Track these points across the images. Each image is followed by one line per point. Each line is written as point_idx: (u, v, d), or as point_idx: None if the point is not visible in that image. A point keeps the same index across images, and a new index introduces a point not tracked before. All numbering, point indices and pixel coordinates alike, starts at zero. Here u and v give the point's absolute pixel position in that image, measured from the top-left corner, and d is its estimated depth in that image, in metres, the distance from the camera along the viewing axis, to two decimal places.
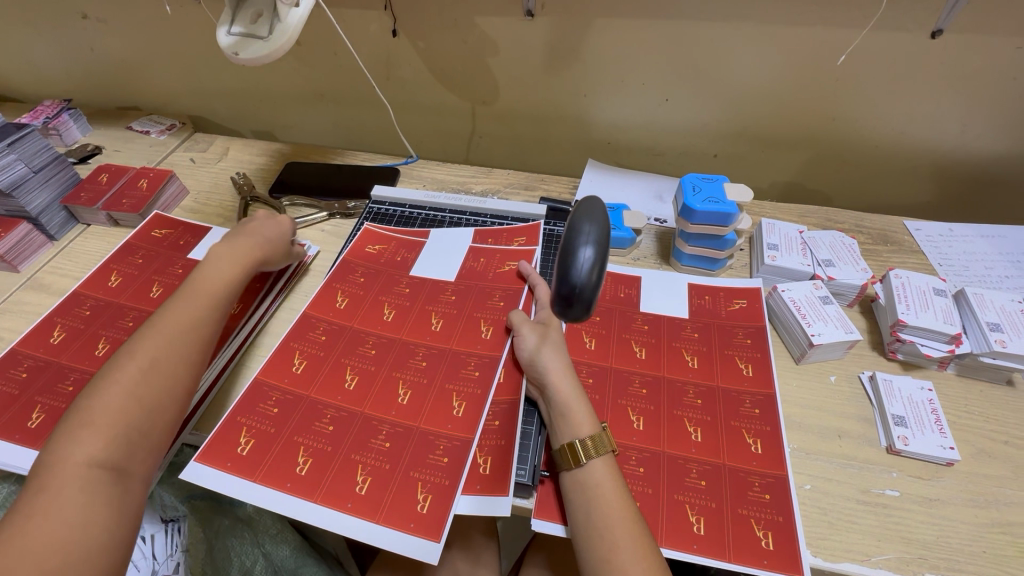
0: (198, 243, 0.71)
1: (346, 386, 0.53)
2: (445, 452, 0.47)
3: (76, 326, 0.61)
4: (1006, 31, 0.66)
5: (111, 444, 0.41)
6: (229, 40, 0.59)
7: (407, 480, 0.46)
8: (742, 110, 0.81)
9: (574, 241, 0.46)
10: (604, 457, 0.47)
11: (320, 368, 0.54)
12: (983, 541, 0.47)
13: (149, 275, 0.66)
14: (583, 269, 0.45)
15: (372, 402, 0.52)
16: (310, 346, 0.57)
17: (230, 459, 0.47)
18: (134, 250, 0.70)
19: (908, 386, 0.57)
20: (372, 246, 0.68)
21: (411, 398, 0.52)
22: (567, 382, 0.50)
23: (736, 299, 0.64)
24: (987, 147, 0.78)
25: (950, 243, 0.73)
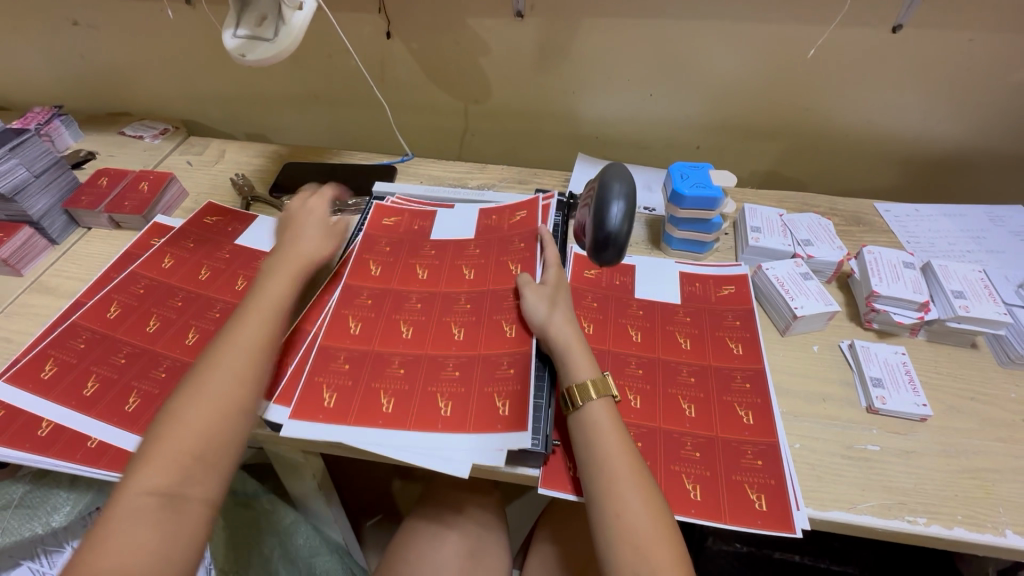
0: (245, 230, 0.75)
1: (403, 335, 0.58)
2: (509, 364, 0.55)
3: (130, 301, 0.64)
4: (957, 26, 0.72)
5: (167, 472, 0.43)
6: (236, 42, 0.61)
7: (484, 395, 0.53)
8: (722, 104, 0.86)
9: (605, 197, 0.52)
10: (604, 399, 0.50)
11: (375, 326, 0.59)
12: (955, 485, 0.52)
13: (199, 257, 0.70)
14: (615, 220, 0.51)
15: (431, 341, 0.58)
16: (360, 310, 0.61)
17: (321, 412, 0.52)
18: (186, 234, 0.73)
19: (884, 351, 0.61)
20: (388, 219, 0.73)
21: (467, 332, 0.58)
22: (568, 329, 0.55)
23: (725, 286, 0.68)
24: (946, 133, 0.85)
25: (917, 222, 0.79)
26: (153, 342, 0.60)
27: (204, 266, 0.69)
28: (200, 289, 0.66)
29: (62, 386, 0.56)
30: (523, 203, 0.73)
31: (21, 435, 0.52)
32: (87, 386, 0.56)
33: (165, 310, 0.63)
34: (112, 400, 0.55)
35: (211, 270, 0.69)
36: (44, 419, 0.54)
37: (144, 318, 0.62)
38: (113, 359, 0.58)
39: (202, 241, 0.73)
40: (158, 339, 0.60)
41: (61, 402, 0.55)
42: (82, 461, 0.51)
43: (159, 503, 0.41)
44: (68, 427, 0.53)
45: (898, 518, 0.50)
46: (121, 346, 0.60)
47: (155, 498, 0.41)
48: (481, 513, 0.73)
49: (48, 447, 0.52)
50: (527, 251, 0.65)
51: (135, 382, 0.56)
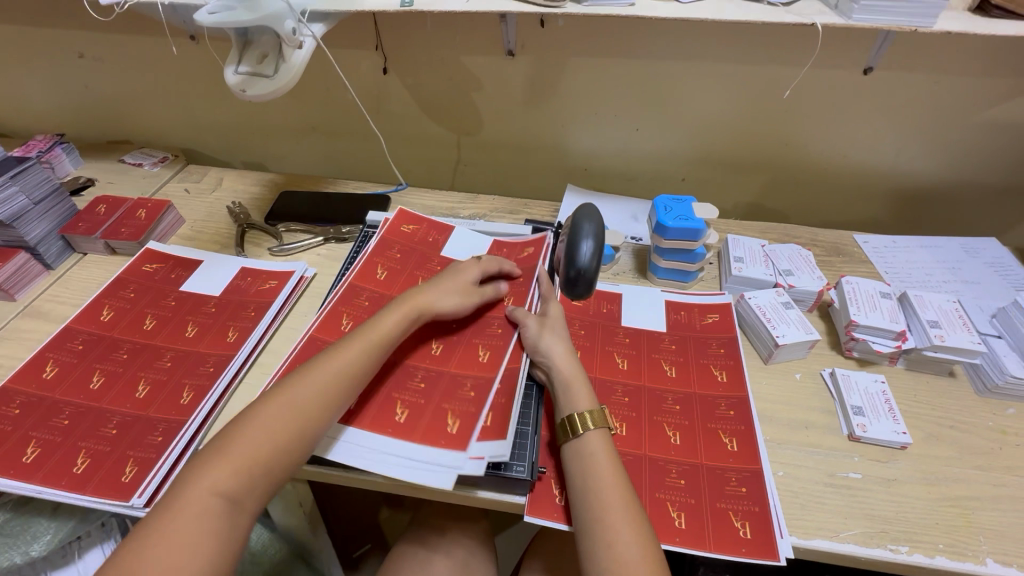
0: (192, 275, 0.73)
1: (387, 339, 0.60)
2: (472, 387, 0.55)
3: (68, 360, 0.62)
4: (925, 69, 0.76)
5: (238, 476, 0.42)
6: (236, 77, 0.63)
7: (440, 410, 0.54)
8: (706, 138, 0.89)
9: (576, 235, 0.54)
10: (600, 431, 0.51)
11: (363, 328, 0.61)
12: (936, 514, 0.52)
13: (142, 307, 0.69)
14: (584, 257, 0.53)
15: (419, 350, 0.59)
16: (355, 309, 0.63)
17: (284, 402, 0.53)
18: (126, 284, 0.72)
19: (864, 380, 0.63)
20: (406, 226, 0.76)
21: (444, 348, 0.60)
22: (569, 362, 0.56)
23: (709, 314, 0.70)
24: (919, 168, 0.88)
25: (895, 253, 0.81)
26: (98, 400, 0.58)
27: (148, 314, 0.67)
28: (145, 339, 0.64)
29: (32, 420, 0.56)
30: (525, 236, 0.74)
31: (6, 461, 0.53)
32: (27, 453, 0.54)
33: (108, 364, 0.62)
34: (88, 426, 0.56)
35: (156, 319, 0.67)
36: (29, 446, 0.54)
37: (87, 374, 0.61)
38: (55, 423, 0.56)
39: (148, 290, 0.71)
40: (112, 385, 0.59)
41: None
42: (65, 486, 0.51)
43: (225, 507, 0.41)
44: (50, 455, 0.53)
45: (881, 546, 0.50)
46: (61, 408, 0.57)
47: (220, 500, 0.41)
48: (468, 543, 0.72)
49: (32, 473, 0.52)
50: (516, 280, 0.67)
51: (81, 443, 0.54)
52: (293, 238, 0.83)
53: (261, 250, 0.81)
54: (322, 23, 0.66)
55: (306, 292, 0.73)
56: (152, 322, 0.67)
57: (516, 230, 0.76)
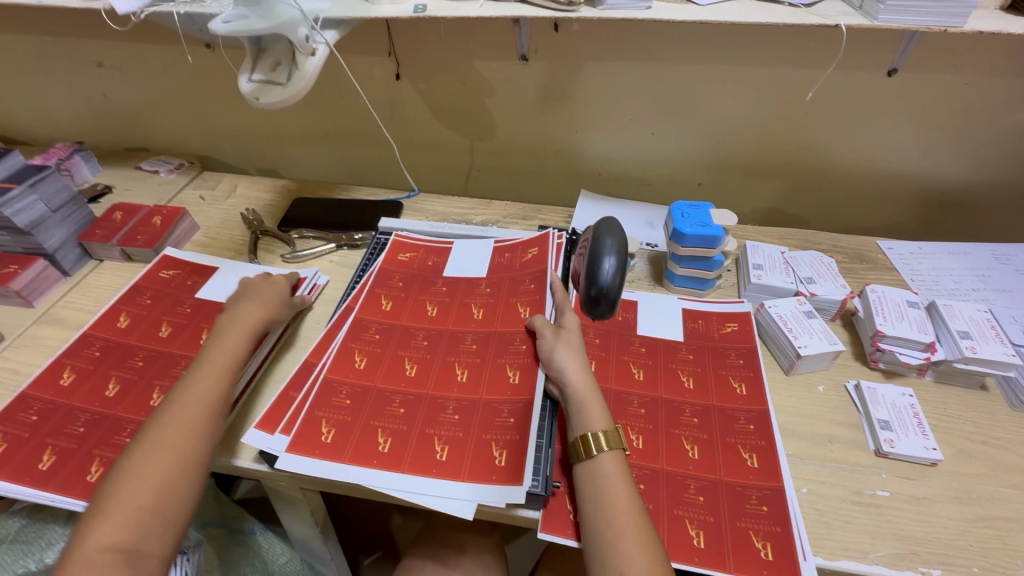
0: (206, 282, 0.73)
1: (407, 373, 0.59)
2: (510, 413, 0.54)
3: (86, 366, 0.62)
4: (952, 70, 0.74)
5: (126, 527, 0.43)
6: (250, 85, 0.63)
7: (481, 443, 0.52)
8: (723, 142, 0.88)
9: (598, 252, 0.53)
10: (614, 452, 0.50)
11: (379, 362, 0.60)
12: (970, 535, 0.50)
13: (158, 314, 0.69)
14: (607, 274, 0.51)
15: (438, 381, 0.58)
16: (368, 344, 0.62)
17: (317, 447, 0.52)
18: (143, 291, 0.72)
19: (891, 393, 0.60)
20: (403, 254, 0.74)
21: (470, 376, 0.58)
22: (582, 378, 0.55)
23: (728, 323, 0.68)
24: (945, 172, 0.85)
25: (920, 260, 0.79)
26: (113, 407, 0.58)
27: (164, 321, 0.67)
28: (162, 347, 0.65)
29: (49, 426, 0.57)
30: (533, 239, 0.74)
31: (23, 467, 0.53)
32: (43, 460, 0.54)
33: (124, 371, 0.62)
34: (104, 433, 0.56)
35: (172, 327, 0.67)
36: (45, 453, 0.54)
37: (103, 381, 0.61)
38: (71, 430, 0.56)
39: (163, 296, 0.71)
40: (127, 393, 0.60)
41: (14, 480, 0.52)
42: (81, 493, 0.51)
43: (118, 559, 0.41)
44: (66, 461, 0.53)
45: (910, 569, 0.48)
46: (78, 415, 0.58)
47: (112, 554, 0.41)
48: (479, 555, 0.71)
49: (47, 481, 0.52)
50: (533, 291, 0.66)
51: (97, 450, 0.54)
52: (306, 244, 0.83)
53: (274, 257, 0.80)
54: (335, 30, 0.66)
55: (320, 298, 0.73)
56: (167, 329, 0.67)
57: (531, 237, 0.74)
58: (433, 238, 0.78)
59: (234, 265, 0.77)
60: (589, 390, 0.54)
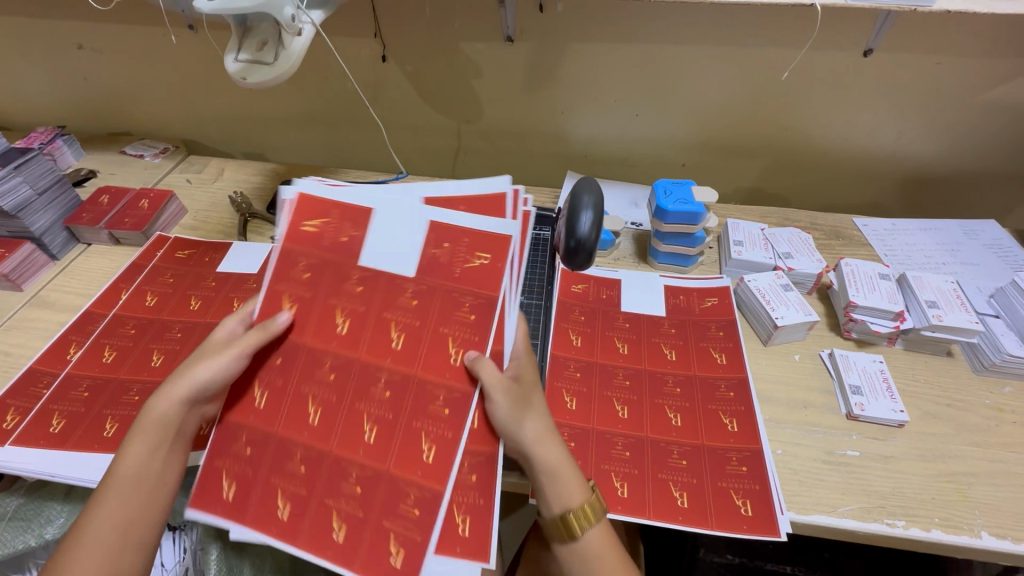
0: (225, 258, 0.75)
1: (393, 345, 0.48)
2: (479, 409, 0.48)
3: (125, 343, 0.64)
4: (924, 50, 0.76)
5: None
6: (236, 65, 0.64)
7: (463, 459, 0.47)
8: (706, 123, 0.89)
9: (576, 207, 0.54)
10: (599, 524, 0.45)
11: (365, 326, 0.48)
12: (933, 489, 0.53)
13: (184, 290, 0.70)
14: (584, 229, 0.54)
15: (440, 324, 0.48)
16: (350, 300, 0.48)
17: (304, 429, 0.46)
18: (161, 271, 0.73)
19: (863, 360, 0.63)
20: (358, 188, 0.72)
21: (478, 319, 0.48)
22: (554, 447, 0.47)
23: (708, 297, 0.71)
24: (918, 150, 0.88)
25: (894, 236, 0.81)
26: (114, 371, 0.61)
27: (193, 296, 0.69)
28: (194, 318, 0.67)
29: (54, 393, 0.59)
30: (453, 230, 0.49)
31: (86, 438, 0.55)
32: (53, 423, 0.56)
33: (164, 343, 0.64)
34: (110, 395, 0.58)
35: (202, 300, 0.69)
36: (53, 418, 0.56)
37: (146, 353, 0.63)
38: (74, 394, 0.58)
39: (189, 279, 0.72)
40: (125, 358, 0.62)
41: (29, 443, 0.54)
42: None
43: None
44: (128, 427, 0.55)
45: (878, 521, 0.51)
46: (80, 380, 0.60)
47: None
48: None
49: (62, 441, 0.55)
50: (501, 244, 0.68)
51: (107, 410, 0.57)
52: None
53: (264, 238, 0.81)
54: (321, 10, 0.66)
55: None
56: (198, 302, 0.69)
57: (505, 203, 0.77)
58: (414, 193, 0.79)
59: (246, 243, 0.78)
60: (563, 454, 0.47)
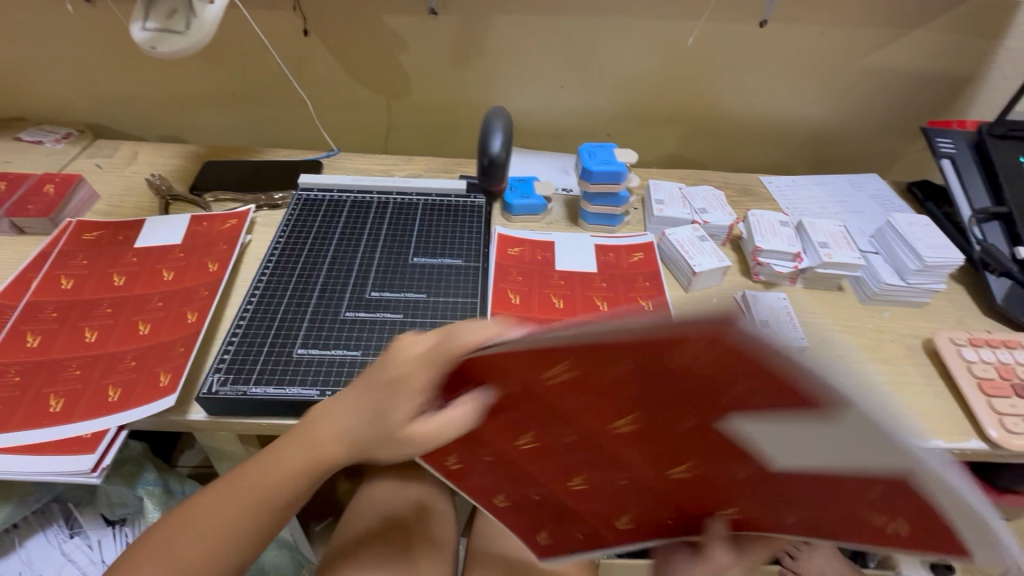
0: (141, 235, 0.73)
1: (618, 424, 0.38)
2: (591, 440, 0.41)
3: (49, 327, 0.61)
4: (808, 20, 0.85)
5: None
6: (144, 34, 0.61)
7: (590, 475, 0.45)
8: (627, 93, 0.94)
9: (490, 133, 0.78)
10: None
11: (600, 402, 0.35)
12: None
13: (104, 270, 0.68)
14: (495, 147, 0.77)
15: (670, 435, 0.37)
16: (528, 405, 0.37)
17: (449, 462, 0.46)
18: (72, 254, 0.69)
19: (771, 298, 0.70)
20: (513, 248, 0.74)
21: (754, 487, 0.38)
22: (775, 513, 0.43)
23: (633, 252, 0.76)
24: (811, 113, 0.98)
25: (794, 191, 0.90)
26: (44, 354, 0.58)
27: (116, 272, 0.67)
28: (122, 293, 0.65)
29: None
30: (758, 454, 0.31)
31: (31, 416, 0.52)
32: None
33: (95, 320, 0.62)
34: (46, 376, 0.56)
35: (126, 276, 0.67)
36: None
37: (76, 333, 0.60)
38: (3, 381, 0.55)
39: (107, 261, 0.69)
40: (54, 339, 0.59)
41: None
42: (108, 415, 0.53)
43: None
44: (77, 400, 0.54)
45: None
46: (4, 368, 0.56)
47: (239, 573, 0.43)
48: None
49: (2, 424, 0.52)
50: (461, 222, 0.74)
51: (48, 389, 0.55)
52: (222, 207, 0.81)
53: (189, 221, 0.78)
54: None
55: (256, 235, 0.76)
56: (122, 278, 0.67)
57: (434, 184, 0.80)
58: (349, 183, 0.79)
59: (163, 217, 0.76)
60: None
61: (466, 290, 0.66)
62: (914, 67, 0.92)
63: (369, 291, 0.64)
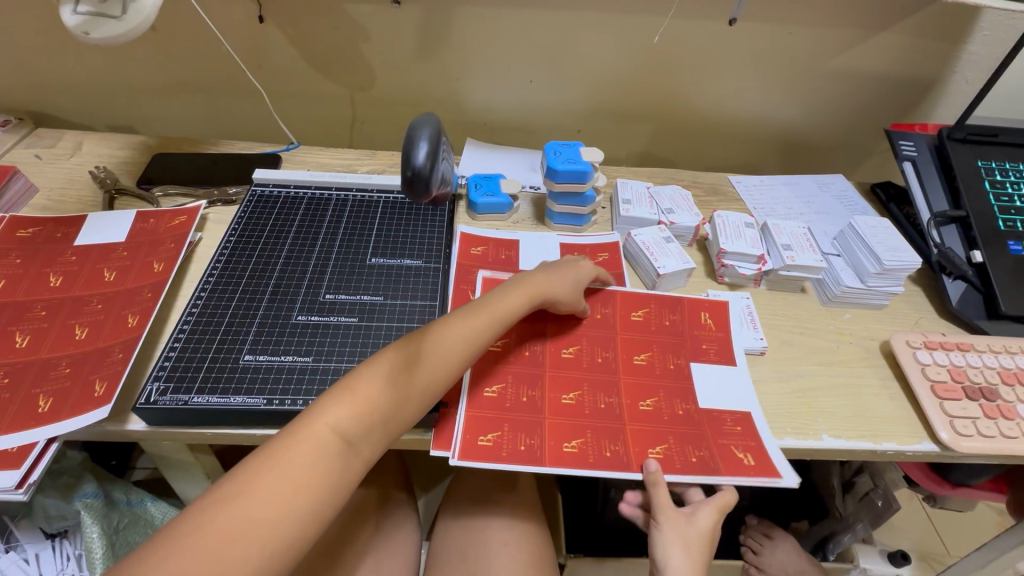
0: (82, 232, 0.69)
1: (569, 443, 0.55)
2: (734, 421, 0.59)
3: None
4: (778, 19, 0.85)
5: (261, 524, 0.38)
6: (76, 18, 0.56)
7: (660, 434, 0.57)
8: (597, 89, 0.93)
9: None
10: None
11: (582, 415, 0.57)
12: (787, 404, 0.61)
13: (39, 269, 0.64)
14: None
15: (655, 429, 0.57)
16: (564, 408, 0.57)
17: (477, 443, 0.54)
18: (5, 252, 0.65)
19: (734, 298, 0.72)
20: (476, 248, 0.72)
21: (745, 462, 0.55)
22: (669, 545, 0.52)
23: (597, 252, 0.75)
24: (780, 113, 0.98)
25: (761, 191, 0.91)
26: None
27: (51, 272, 0.63)
28: (58, 294, 0.61)
29: None
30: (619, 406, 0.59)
31: None
32: None
33: (27, 324, 0.58)
34: None
35: (64, 276, 0.63)
36: None
37: (5, 338, 0.57)
38: None
39: (43, 259, 0.65)
40: None
41: None
42: (36, 426, 0.50)
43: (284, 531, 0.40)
44: (3, 410, 0.51)
45: None
46: None
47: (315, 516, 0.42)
48: (390, 495, 0.73)
49: None
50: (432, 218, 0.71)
51: None
52: (172, 203, 0.77)
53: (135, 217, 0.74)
54: None
55: (206, 233, 0.72)
56: (59, 278, 0.63)
57: (396, 181, 0.77)
58: (307, 179, 0.76)
59: (106, 213, 0.72)
60: (525, 283, 0.61)
61: (424, 293, 0.64)
62: (880, 69, 0.92)
63: (323, 294, 0.62)
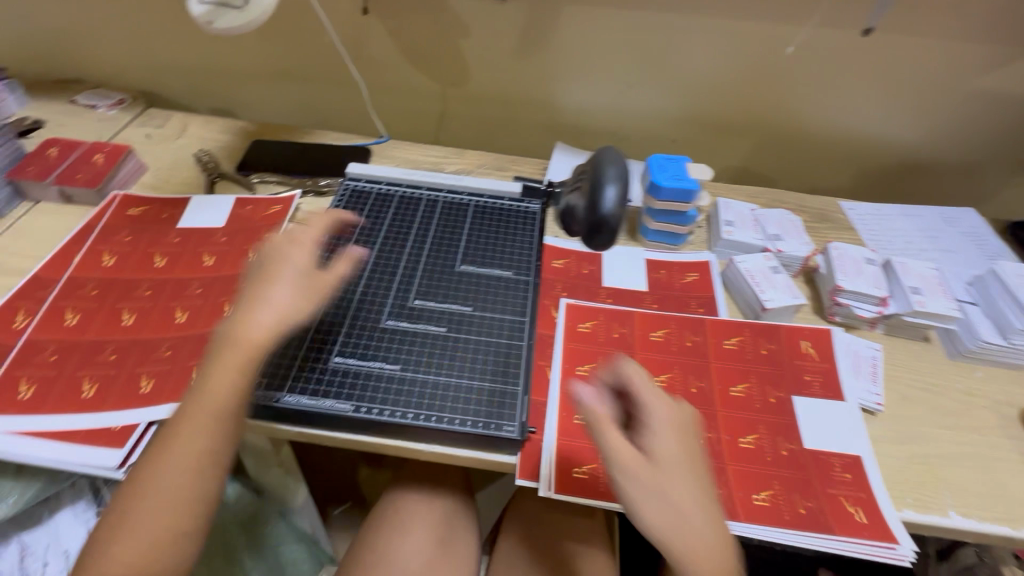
0: (186, 214, 0.71)
1: None
2: (843, 468, 0.53)
3: (88, 306, 0.59)
4: (919, 31, 0.76)
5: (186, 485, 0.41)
6: (202, 7, 0.57)
7: (762, 476, 0.52)
8: (701, 98, 0.87)
9: (601, 181, 0.68)
10: None
11: None
12: (908, 471, 0.54)
13: (145, 249, 0.66)
14: (607, 203, 0.68)
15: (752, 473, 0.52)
16: None
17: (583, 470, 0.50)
18: (116, 229, 0.68)
19: (858, 344, 0.64)
20: (558, 261, 0.69)
21: (865, 520, 0.50)
22: None
23: (688, 273, 0.70)
24: (906, 135, 0.88)
25: (878, 221, 0.82)
26: (81, 334, 0.57)
27: (156, 253, 0.65)
28: (161, 276, 0.63)
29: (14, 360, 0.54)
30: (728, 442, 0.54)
31: (63, 400, 0.51)
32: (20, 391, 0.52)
33: (133, 302, 0.60)
34: (81, 358, 0.55)
35: (167, 258, 0.65)
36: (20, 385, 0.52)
37: (114, 314, 0.59)
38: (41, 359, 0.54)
39: (149, 239, 0.67)
40: (92, 318, 0.58)
41: None
42: (137, 406, 0.51)
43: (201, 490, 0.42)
44: (110, 386, 0.52)
45: None
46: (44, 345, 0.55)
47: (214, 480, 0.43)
48: (453, 506, 0.71)
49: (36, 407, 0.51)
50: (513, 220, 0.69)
51: (82, 372, 0.53)
52: (267, 190, 0.78)
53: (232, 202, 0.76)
54: None
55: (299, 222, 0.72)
56: (162, 259, 0.65)
57: (487, 184, 0.75)
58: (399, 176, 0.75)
59: (207, 197, 0.74)
60: None
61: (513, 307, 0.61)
62: None
63: (411, 299, 0.61)
